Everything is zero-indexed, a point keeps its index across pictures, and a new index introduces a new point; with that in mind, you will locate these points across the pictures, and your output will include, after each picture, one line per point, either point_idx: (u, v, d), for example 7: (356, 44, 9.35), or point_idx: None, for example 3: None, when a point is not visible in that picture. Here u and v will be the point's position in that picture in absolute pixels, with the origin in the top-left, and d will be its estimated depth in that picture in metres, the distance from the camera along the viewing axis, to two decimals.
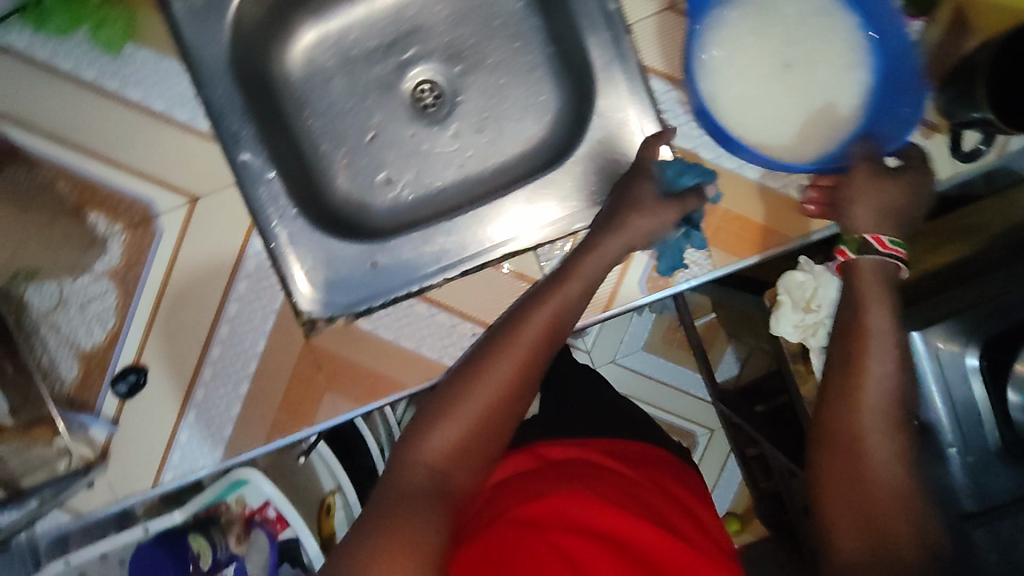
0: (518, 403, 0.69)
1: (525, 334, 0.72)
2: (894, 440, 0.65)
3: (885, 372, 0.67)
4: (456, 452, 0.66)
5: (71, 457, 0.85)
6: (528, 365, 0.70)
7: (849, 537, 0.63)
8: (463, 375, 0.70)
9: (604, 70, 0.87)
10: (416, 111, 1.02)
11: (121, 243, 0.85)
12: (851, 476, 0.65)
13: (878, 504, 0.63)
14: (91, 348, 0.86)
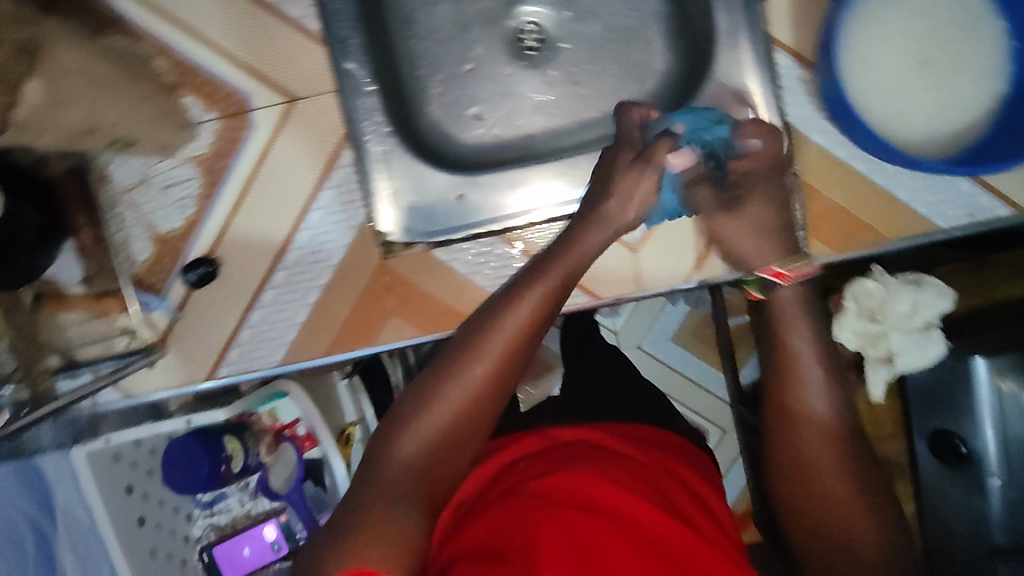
0: (498, 387, 0.60)
1: (508, 323, 0.60)
2: (850, 452, 0.63)
3: (824, 411, 0.64)
4: (426, 457, 0.57)
5: (132, 337, 0.85)
6: (506, 363, 0.60)
7: (816, 550, 0.62)
8: (423, 381, 0.60)
9: (727, 38, 0.85)
10: (514, 51, 0.98)
11: (213, 131, 0.83)
12: (809, 501, 0.63)
13: (846, 527, 0.61)
14: (167, 233, 0.84)
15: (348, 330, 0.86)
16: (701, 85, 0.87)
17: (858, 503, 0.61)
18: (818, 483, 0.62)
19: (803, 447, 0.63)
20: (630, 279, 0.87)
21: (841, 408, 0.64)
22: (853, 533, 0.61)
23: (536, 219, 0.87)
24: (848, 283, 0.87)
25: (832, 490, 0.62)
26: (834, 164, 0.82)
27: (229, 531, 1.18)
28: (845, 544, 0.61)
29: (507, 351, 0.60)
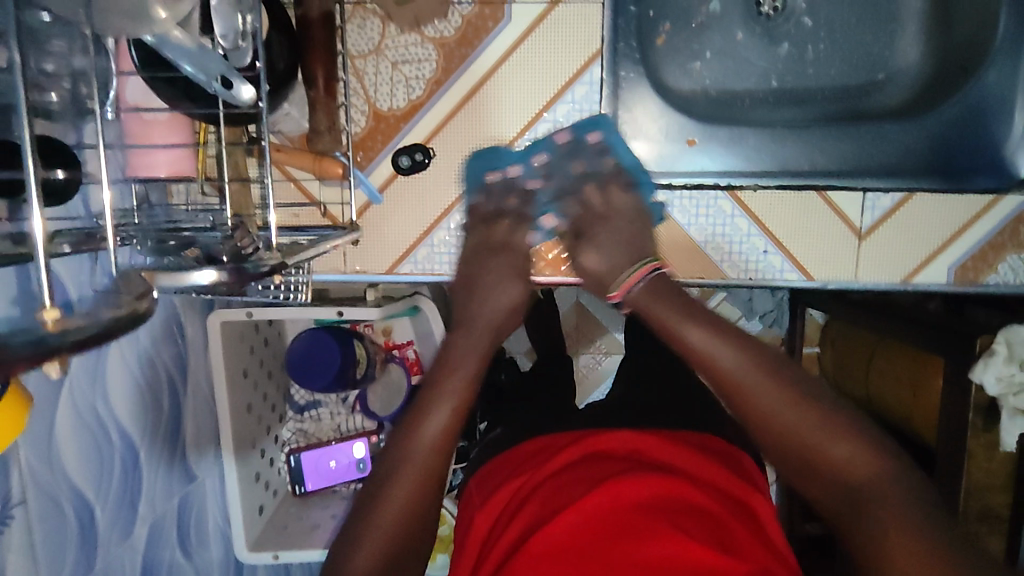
0: (444, 462, 0.57)
1: (433, 424, 0.57)
2: (802, 391, 0.54)
3: (732, 356, 0.55)
4: (386, 555, 0.53)
5: (322, 211, 0.80)
6: (441, 459, 0.56)
7: (817, 485, 0.53)
8: (380, 473, 0.56)
9: (1010, 39, 0.78)
10: (750, 14, 0.93)
11: (463, 15, 0.78)
12: (793, 455, 0.54)
13: (847, 473, 0.51)
14: (387, 110, 0.80)
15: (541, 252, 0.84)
16: (962, 84, 0.81)
17: (829, 444, 0.52)
18: (776, 438, 0.54)
19: (752, 408, 0.55)
20: (850, 264, 0.82)
21: (754, 346, 0.56)
22: (843, 467, 0.51)
23: (769, 183, 0.81)
24: (1002, 326, 0.78)
25: (800, 435, 0.53)
26: None
27: (314, 440, 1.13)
28: (851, 467, 0.51)
29: (437, 441, 0.57)
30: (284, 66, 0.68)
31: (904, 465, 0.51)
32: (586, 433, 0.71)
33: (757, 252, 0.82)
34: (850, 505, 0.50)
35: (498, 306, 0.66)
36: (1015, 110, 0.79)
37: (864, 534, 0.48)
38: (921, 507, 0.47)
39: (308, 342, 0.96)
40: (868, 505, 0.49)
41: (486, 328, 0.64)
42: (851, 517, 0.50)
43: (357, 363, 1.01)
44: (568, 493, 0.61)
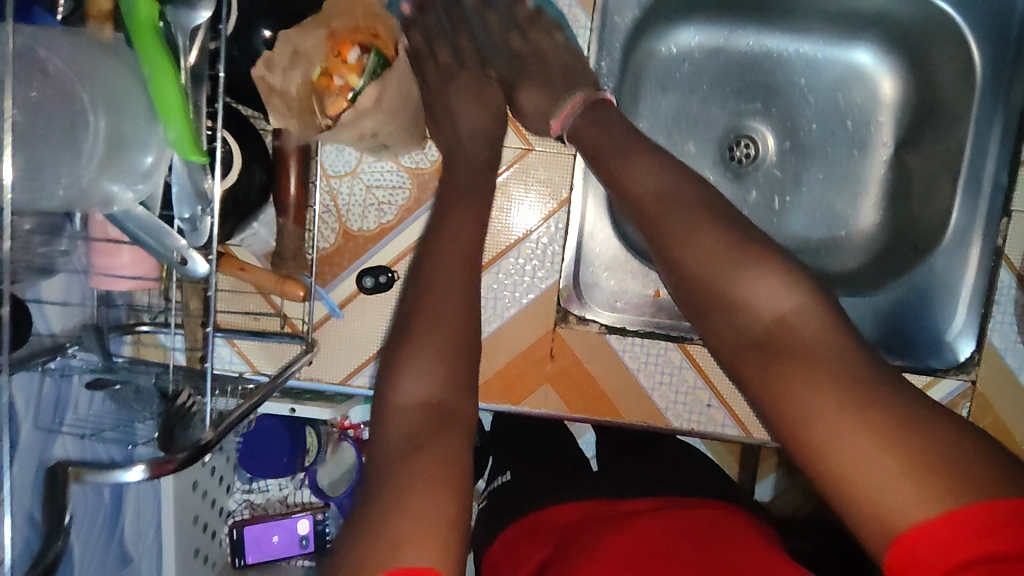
0: (474, 292, 0.62)
1: (449, 241, 0.65)
2: (714, 208, 0.58)
3: (643, 172, 0.61)
4: (442, 385, 0.57)
5: (283, 321, 0.83)
6: (473, 279, 0.63)
7: (768, 304, 0.54)
8: (399, 322, 0.60)
9: (957, 233, 0.83)
10: (722, 157, 0.95)
11: (440, 149, 0.81)
12: (703, 284, 0.57)
13: (751, 306, 0.54)
14: (357, 231, 0.82)
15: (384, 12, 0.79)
16: (912, 265, 0.85)
17: (733, 265, 0.55)
18: (691, 270, 0.57)
19: (658, 230, 0.59)
20: None
21: (671, 166, 0.61)
22: (758, 303, 0.54)
23: None
24: None
25: (705, 270, 0.56)
26: (1016, 386, 0.83)
27: (260, 512, 1.15)
28: (784, 309, 0.53)
29: (467, 259, 0.64)
30: (257, 194, 0.71)
31: (819, 290, 0.54)
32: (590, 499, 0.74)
33: (701, 404, 0.85)
34: (760, 354, 0.54)
35: (486, 160, 0.76)
36: (956, 302, 0.83)
37: (786, 376, 0.51)
38: (835, 336, 0.52)
39: (260, 427, 0.98)
40: (792, 334, 0.52)
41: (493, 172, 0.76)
42: (773, 344, 0.53)
43: (307, 452, 1.02)
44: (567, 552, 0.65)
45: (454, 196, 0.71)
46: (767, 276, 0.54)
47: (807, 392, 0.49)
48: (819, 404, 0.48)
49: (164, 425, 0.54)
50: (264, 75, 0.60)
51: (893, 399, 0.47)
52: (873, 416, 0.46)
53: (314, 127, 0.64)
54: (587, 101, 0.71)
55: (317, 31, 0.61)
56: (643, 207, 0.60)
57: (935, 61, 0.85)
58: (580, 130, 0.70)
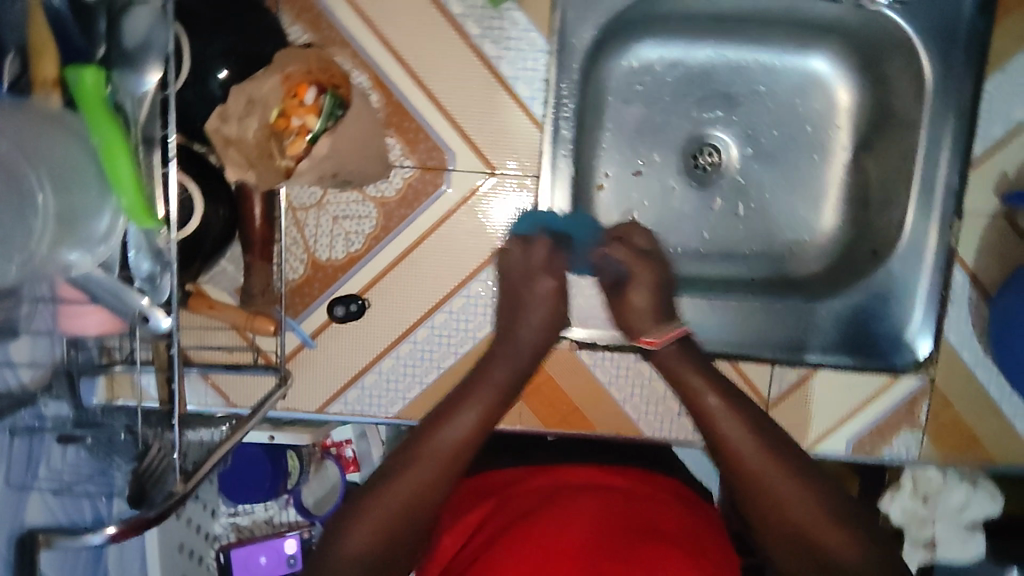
0: (445, 482, 0.62)
1: (453, 431, 0.63)
2: (763, 425, 0.65)
3: (719, 406, 0.66)
4: (371, 554, 0.57)
5: (257, 354, 0.83)
6: (454, 461, 0.62)
7: (791, 512, 0.60)
8: (381, 472, 0.62)
9: (912, 237, 0.85)
10: (686, 166, 0.95)
11: (405, 178, 0.81)
12: (748, 492, 0.62)
13: (819, 543, 0.58)
14: (326, 261, 0.82)
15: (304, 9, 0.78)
16: (872, 270, 0.88)
17: (794, 494, 0.60)
18: (751, 491, 0.61)
19: (723, 447, 0.64)
20: None
21: (739, 407, 0.66)
22: (805, 521, 0.59)
23: None
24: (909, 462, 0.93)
25: (762, 485, 0.61)
26: (972, 382, 0.85)
27: (246, 534, 1.15)
28: (791, 509, 0.60)
29: (456, 448, 0.63)
30: (222, 234, 0.71)
31: (865, 532, 0.59)
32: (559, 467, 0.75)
33: (671, 413, 0.87)
34: (801, 548, 0.59)
35: (534, 326, 0.75)
36: (914, 304, 0.86)
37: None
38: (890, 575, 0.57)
39: (242, 455, 0.99)
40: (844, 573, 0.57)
41: (527, 343, 0.74)
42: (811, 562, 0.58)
43: (289, 474, 1.04)
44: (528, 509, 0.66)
45: (479, 376, 0.70)
46: (808, 504, 0.60)
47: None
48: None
49: (136, 484, 0.55)
50: (218, 126, 0.61)
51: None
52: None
53: (276, 173, 0.64)
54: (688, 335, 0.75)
55: (271, 77, 0.61)
56: (715, 432, 0.65)
57: (888, 68, 0.87)
58: (664, 368, 0.73)
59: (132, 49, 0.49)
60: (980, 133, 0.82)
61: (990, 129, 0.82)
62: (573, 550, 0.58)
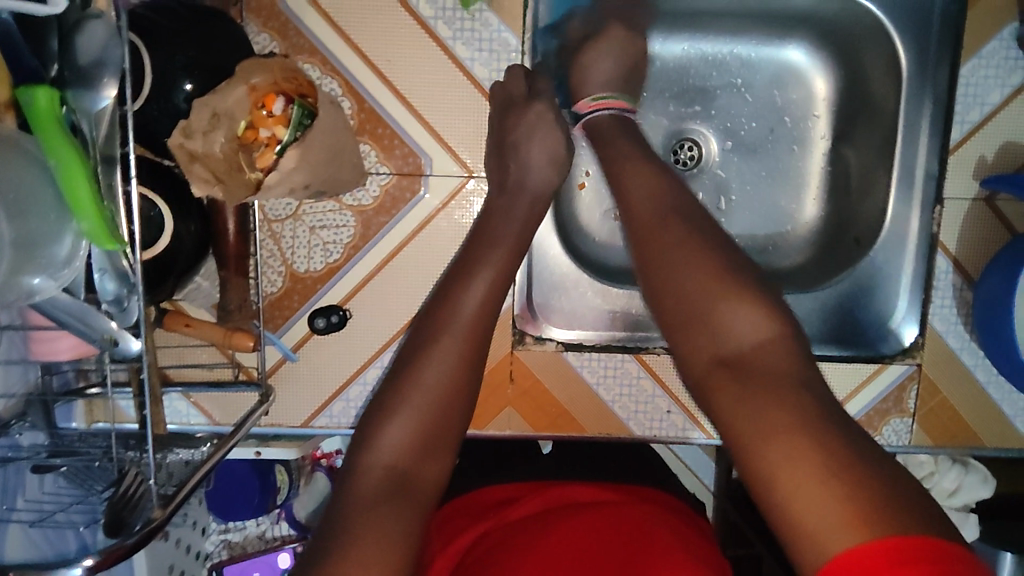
0: (481, 343, 0.63)
1: (472, 298, 0.64)
2: (693, 235, 0.61)
3: (641, 193, 0.66)
4: (418, 441, 0.58)
5: (238, 369, 0.82)
6: (480, 338, 0.63)
7: (738, 326, 0.55)
8: (410, 351, 0.62)
9: (894, 225, 0.85)
10: (667, 161, 0.95)
11: (382, 185, 0.80)
12: (676, 299, 0.59)
13: (721, 334, 0.56)
14: (305, 273, 0.81)
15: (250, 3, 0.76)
16: (856, 259, 0.88)
17: (705, 290, 0.57)
18: (714, 334, 0.56)
19: (655, 250, 0.61)
20: None
21: (660, 189, 0.65)
22: (738, 334, 0.55)
23: None
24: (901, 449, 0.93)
25: (676, 289, 0.59)
26: (960, 368, 0.85)
27: (239, 551, 1.13)
28: (729, 329, 0.56)
29: (477, 311, 0.63)
30: (195, 250, 0.69)
31: (786, 322, 0.56)
32: (551, 483, 0.75)
33: (661, 412, 0.87)
34: (728, 372, 0.55)
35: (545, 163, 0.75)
36: (900, 291, 0.86)
37: (751, 424, 0.51)
38: (791, 369, 0.53)
39: (229, 471, 0.97)
40: (755, 362, 0.54)
41: (528, 199, 0.74)
42: (733, 372, 0.54)
43: (278, 489, 1.01)
44: (552, 518, 0.67)
45: (484, 248, 0.69)
46: (721, 301, 0.56)
47: (740, 420, 0.52)
48: (749, 418, 0.51)
49: (110, 512, 0.53)
50: (183, 143, 0.58)
51: (825, 493, 0.45)
52: (830, 480, 0.45)
53: (244, 185, 0.63)
54: (620, 113, 0.79)
55: (237, 88, 0.59)
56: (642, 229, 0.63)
57: (865, 57, 0.86)
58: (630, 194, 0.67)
59: (86, 67, 0.47)
60: (958, 119, 0.82)
61: (968, 114, 0.81)
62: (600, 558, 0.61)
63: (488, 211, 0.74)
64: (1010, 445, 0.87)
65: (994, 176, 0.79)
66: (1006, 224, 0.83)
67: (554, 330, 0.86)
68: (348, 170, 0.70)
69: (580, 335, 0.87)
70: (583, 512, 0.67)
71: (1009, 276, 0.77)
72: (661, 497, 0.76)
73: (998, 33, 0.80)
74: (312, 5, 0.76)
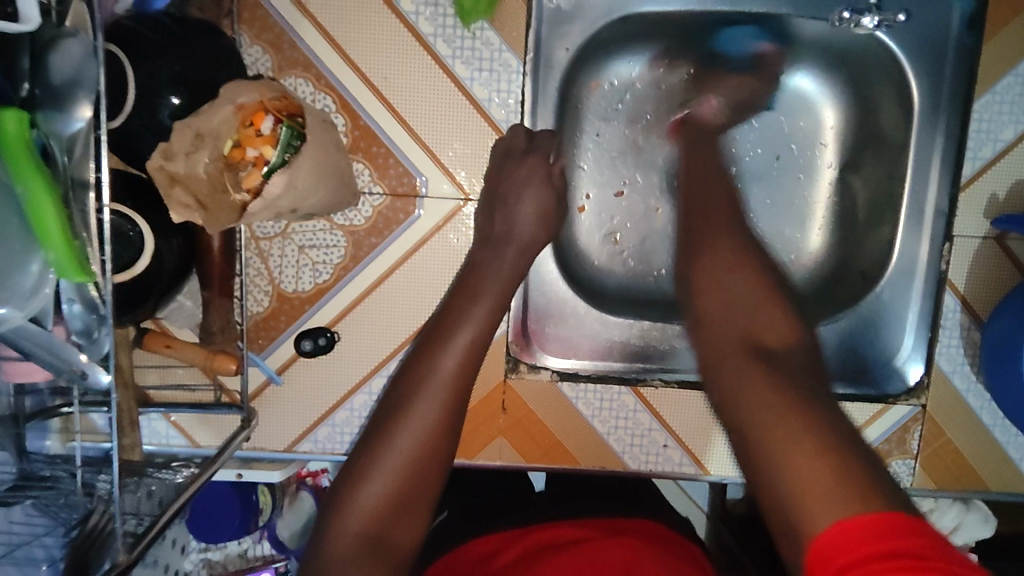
0: (458, 403, 0.64)
1: (450, 356, 0.65)
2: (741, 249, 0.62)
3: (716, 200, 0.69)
4: (393, 502, 0.58)
5: (219, 391, 0.79)
6: (460, 391, 0.64)
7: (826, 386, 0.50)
8: (394, 404, 0.63)
9: (901, 261, 0.83)
10: (669, 185, 0.92)
11: (375, 206, 0.77)
12: (705, 295, 0.60)
13: (755, 324, 0.56)
14: (292, 293, 0.78)
15: (245, 14, 0.74)
16: (861, 294, 0.85)
17: (761, 295, 0.58)
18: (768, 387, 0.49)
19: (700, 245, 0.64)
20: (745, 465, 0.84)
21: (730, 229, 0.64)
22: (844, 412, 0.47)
23: (672, 379, 0.84)
24: None
25: (725, 284, 0.59)
26: (965, 411, 0.83)
27: (218, 570, 1.10)
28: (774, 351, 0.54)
29: (457, 369, 0.64)
30: (177, 270, 0.66)
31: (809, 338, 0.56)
32: (535, 528, 0.73)
33: (656, 447, 0.84)
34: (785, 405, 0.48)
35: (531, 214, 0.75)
36: (905, 329, 0.83)
37: (782, 411, 0.48)
38: (816, 367, 0.53)
39: (209, 492, 0.94)
40: (776, 353, 0.54)
41: (519, 239, 0.74)
42: (756, 354, 0.54)
43: (261, 510, 0.99)
44: (545, 555, 0.67)
45: (471, 296, 0.70)
46: (764, 303, 0.57)
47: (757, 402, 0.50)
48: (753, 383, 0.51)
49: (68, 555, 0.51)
50: (163, 165, 0.56)
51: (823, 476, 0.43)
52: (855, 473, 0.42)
53: (229, 210, 0.60)
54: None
55: (222, 108, 0.57)
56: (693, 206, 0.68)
57: (876, 87, 0.84)
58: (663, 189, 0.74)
59: (59, 87, 0.45)
60: (970, 155, 0.79)
61: (981, 150, 0.79)
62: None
63: (473, 264, 0.73)
64: (1014, 491, 0.84)
65: (1006, 216, 0.77)
66: (1017, 265, 0.81)
67: (547, 359, 0.83)
68: (339, 193, 0.68)
69: (575, 364, 0.84)
70: (582, 552, 0.67)
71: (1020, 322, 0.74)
72: (653, 527, 0.74)
73: (1014, 68, 0.78)
74: (308, 17, 0.74)
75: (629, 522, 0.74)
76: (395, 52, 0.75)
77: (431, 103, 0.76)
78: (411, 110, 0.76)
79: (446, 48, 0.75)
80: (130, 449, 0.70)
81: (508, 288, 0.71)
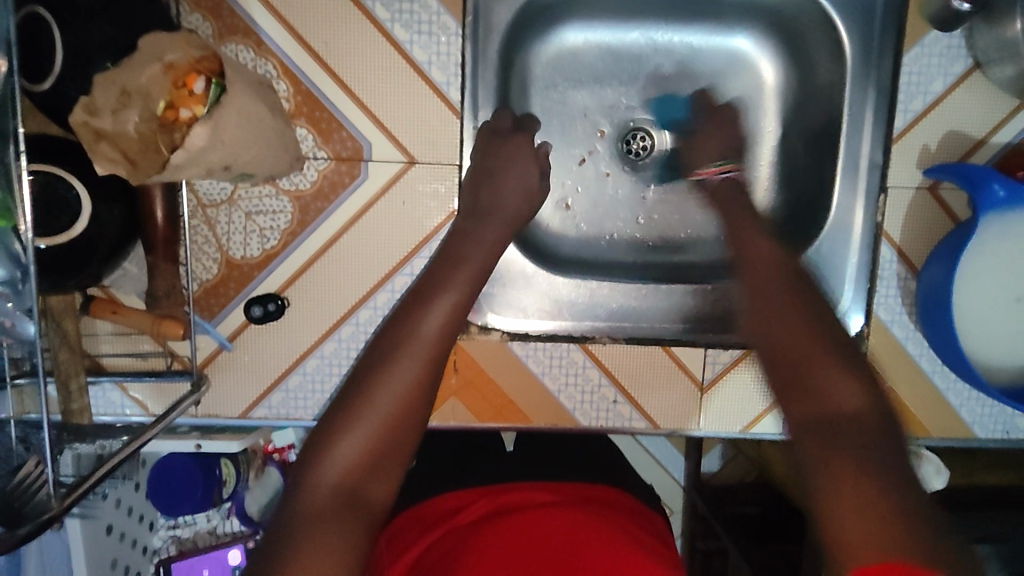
0: (438, 368, 0.61)
1: (431, 320, 0.63)
2: (799, 287, 0.65)
3: (770, 257, 0.69)
4: (369, 458, 0.55)
5: (172, 359, 0.80)
6: (438, 357, 0.61)
7: (845, 394, 0.55)
8: (371, 364, 0.60)
9: (840, 215, 0.85)
10: (619, 150, 0.93)
11: (319, 170, 0.78)
12: (780, 351, 0.60)
13: (828, 392, 0.55)
14: (241, 260, 0.79)
15: None
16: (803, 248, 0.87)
17: (834, 368, 0.57)
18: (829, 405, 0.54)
19: (758, 292, 0.66)
20: (692, 417, 0.87)
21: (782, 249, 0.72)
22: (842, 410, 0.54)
23: (620, 336, 0.86)
24: None
25: (800, 355, 0.58)
26: (903, 358, 0.85)
27: (188, 546, 1.11)
28: (832, 390, 0.55)
29: (437, 334, 0.62)
30: (119, 236, 0.67)
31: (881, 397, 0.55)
32: (505, 487, 0.73)
33: (607, 402, 0.86)
34: (815, 426, 0.53)
35: (505, 195, 0.77)
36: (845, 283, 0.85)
37: (833, 464, 0.50)
38: (880, 434, 0.52)
39: (172, 465, 0.95)
40: (845, 422, 0.53)
41: (501, 216, 0.75)
42: (823, 425, 0.53)
43: (225, 483, 1.01)
44: (509, 517, 0.66)
45: (450, 267, 0.70)
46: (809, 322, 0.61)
47: (811, 462, 0.51)
48: (817, 455, 0.51)
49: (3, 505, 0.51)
50: (88, 121, 0.57)
51: (865, 519, 0.46)
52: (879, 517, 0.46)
53: (154, 167, 0.61)
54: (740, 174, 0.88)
55: (150, 66, 0.58)
56: (750, 281, 0.67)
57: (812, 45, 0.86)
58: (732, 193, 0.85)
59: None
60: (901, 108, 0.82)
61: (911, 104, 0.82)
62: (541, 542, 0.61)
63: (457, 234, 0.74)
64: (955, 434, 0.87)
65: (936, 166, 0.79)
66: (950, 214, 0.83)
67: (491, 317, 0.84)
68: (275, 155, 0.69)
69: (525, 323, 0.85)
70: (545, 511, 0.66)
71: (950, 267, 0.77)
72: (612, 494, 0.75)
73: None
74: None
75: (587, 488, 0.74)
76: (334, 18, 0.76)
77: (372, 68, 0.77)
78: (353, 75, 0.77)
79: (386, 14, 0.76)
80: (81, 414, 0.71)
81: (460, 253, 0.71)
